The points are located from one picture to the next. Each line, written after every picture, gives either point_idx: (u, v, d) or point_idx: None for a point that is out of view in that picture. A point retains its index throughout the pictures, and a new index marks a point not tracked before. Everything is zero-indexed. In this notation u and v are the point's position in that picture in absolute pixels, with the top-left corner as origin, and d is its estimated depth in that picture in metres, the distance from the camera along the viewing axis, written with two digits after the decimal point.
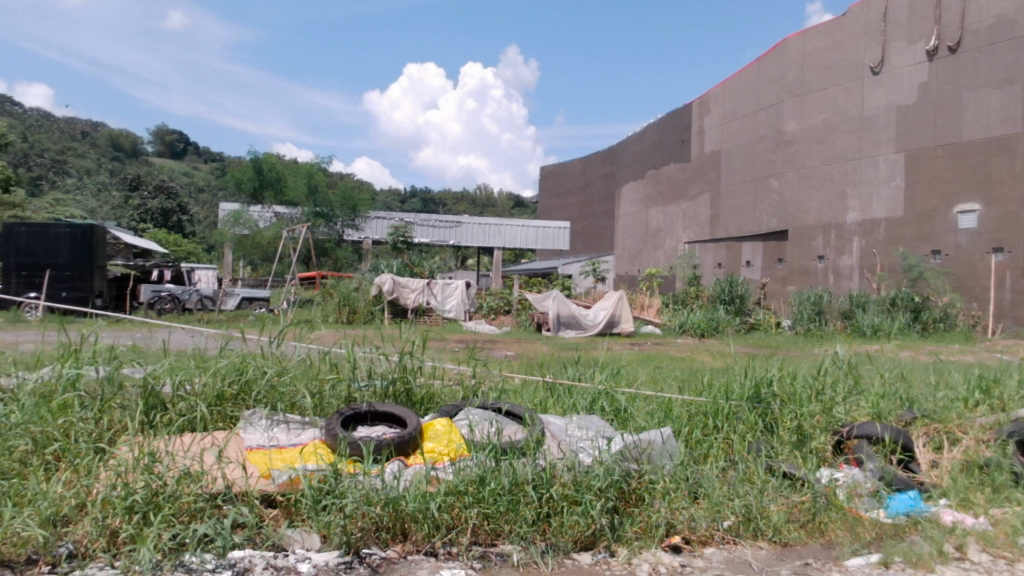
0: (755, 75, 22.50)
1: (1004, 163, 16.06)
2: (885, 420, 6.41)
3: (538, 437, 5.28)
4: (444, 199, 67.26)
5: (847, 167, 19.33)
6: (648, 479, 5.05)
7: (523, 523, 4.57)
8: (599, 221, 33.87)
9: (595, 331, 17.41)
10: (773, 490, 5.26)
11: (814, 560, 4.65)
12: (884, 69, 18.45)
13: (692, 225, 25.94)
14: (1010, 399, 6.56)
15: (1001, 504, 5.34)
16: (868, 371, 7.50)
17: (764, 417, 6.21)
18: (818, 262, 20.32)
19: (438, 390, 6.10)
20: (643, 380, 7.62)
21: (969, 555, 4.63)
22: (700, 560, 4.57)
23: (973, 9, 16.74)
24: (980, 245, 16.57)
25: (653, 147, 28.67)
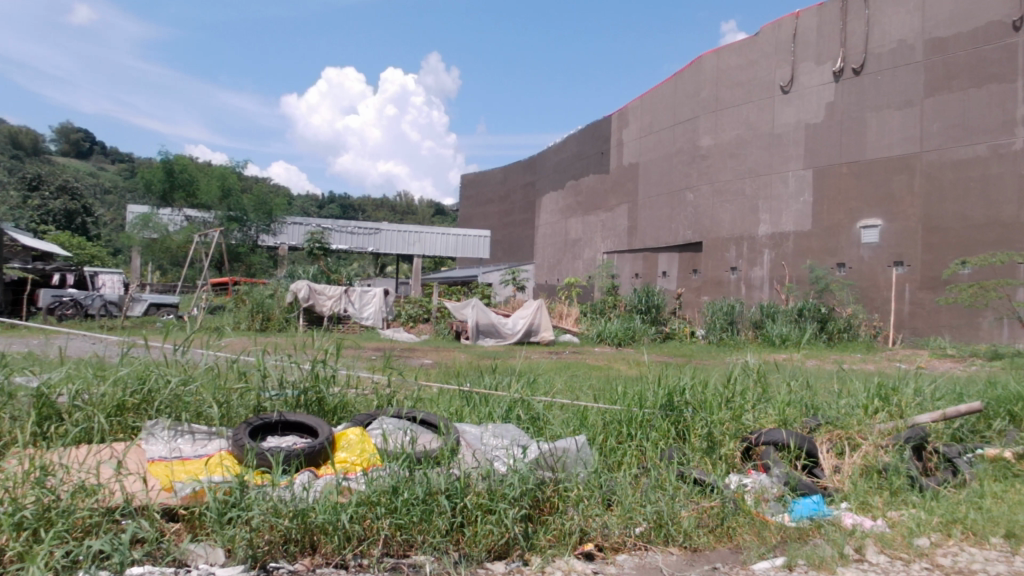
0: (672, 90, 23.05)
1: (904, 181, 16.89)
2: (791, 426, 6.60)
3: (453, 446, 5.25)
4: (363, 205, 66.39)
5: (758, 181, 19.96)
6: (562, 486, 5.08)
7: (436, 533, 4.53)
8: (519, 230, 34.00)
9: (513, 340, 17.43)
10: (684, 496, 5.34)
11: (722, 564, 4.76)
12: (794, 88, 19.16)
13: (610, 235, 26.31)
14: (907, 407, 6.86)
15: (898, 507, 5.59)
16: (777, 379, 7.70)
17: (676, 424, 6.32)
18: (730, 273, 20.89)
19: (351, 400, 6.00)
20: (560, 389, 7.64)
21: (868, 556, 4.80)
22: (612, 567, 4.61)
23: (875, 34, 17.58)
24: (882, 259, 17.34)
25: (573, 158, 29.01)
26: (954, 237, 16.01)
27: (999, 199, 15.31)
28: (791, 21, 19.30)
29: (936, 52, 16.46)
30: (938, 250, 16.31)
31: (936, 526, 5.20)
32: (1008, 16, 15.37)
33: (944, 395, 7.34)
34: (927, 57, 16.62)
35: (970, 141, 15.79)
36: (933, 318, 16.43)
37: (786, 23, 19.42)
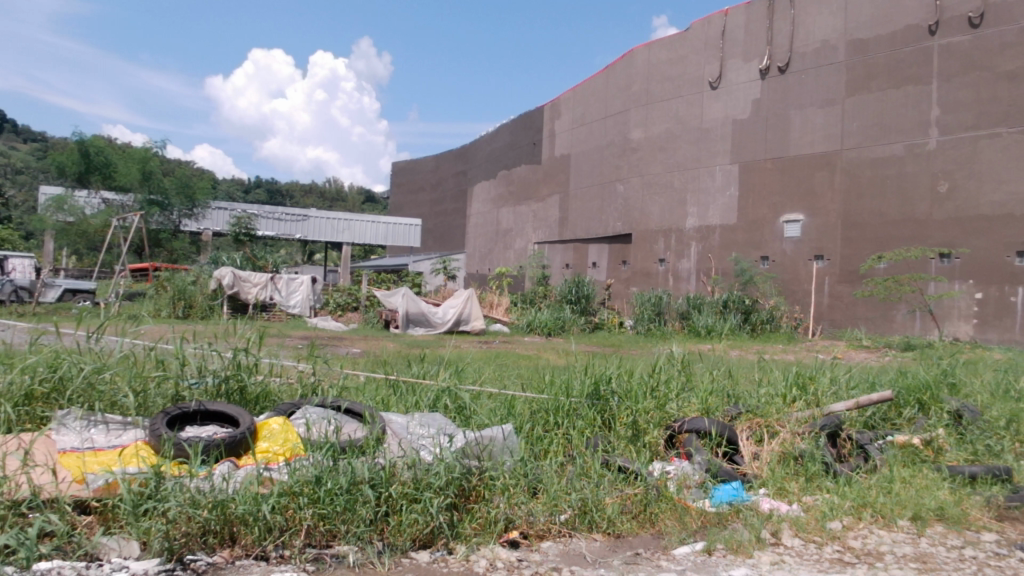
0: (603, 83, 23.25)
1: (825, 177, 17.43)
2: (713, 415, 6.75)
3: (378, 435, 5.21)
4: (292, 190, 65.10)
5: (686, 175, 20.33)
6: (488, 475, 5.08)
7: (360, 523, 4.49)
8: (450, 219, 33.85)
9: (443, 329, 17.38)
10: (609, 484, 5.42)
11: (644, 549, 4.85)
12: (722, 85, 19.55)
13: (542, 226, 26.42)
14: (823, 396, 7.12)
15: (812, 492, 5.79)
16: (700, 368, 7.87)
17: (602, 413, 6.40)
18: (658, 265, 21.24)
19: (274, 389, 5.89)
20: (487, 378, 7.65)
21: (783, 539, 4.96)
22: (536, 554, 4.65)
23: (800, 33, 18.06)
24: (803, 252, 17.87)
25: (506, 148, 29.02)
26: (871, 233, 16.61)
27: (914, 196, 15.95)
28: (720, 18, 19.67)
29: (858, 53, 17.00)
30: (856, 245, 16.90)
31: (847, 510, 5.41)
32: (925, 20, 15.98)
33: (857, 384, 7.62)
34: (848, 57, 17.17)
35: (887, 140, 16.39)
36: (851, 310, 17.03)
37: (715, 20, 19.79)
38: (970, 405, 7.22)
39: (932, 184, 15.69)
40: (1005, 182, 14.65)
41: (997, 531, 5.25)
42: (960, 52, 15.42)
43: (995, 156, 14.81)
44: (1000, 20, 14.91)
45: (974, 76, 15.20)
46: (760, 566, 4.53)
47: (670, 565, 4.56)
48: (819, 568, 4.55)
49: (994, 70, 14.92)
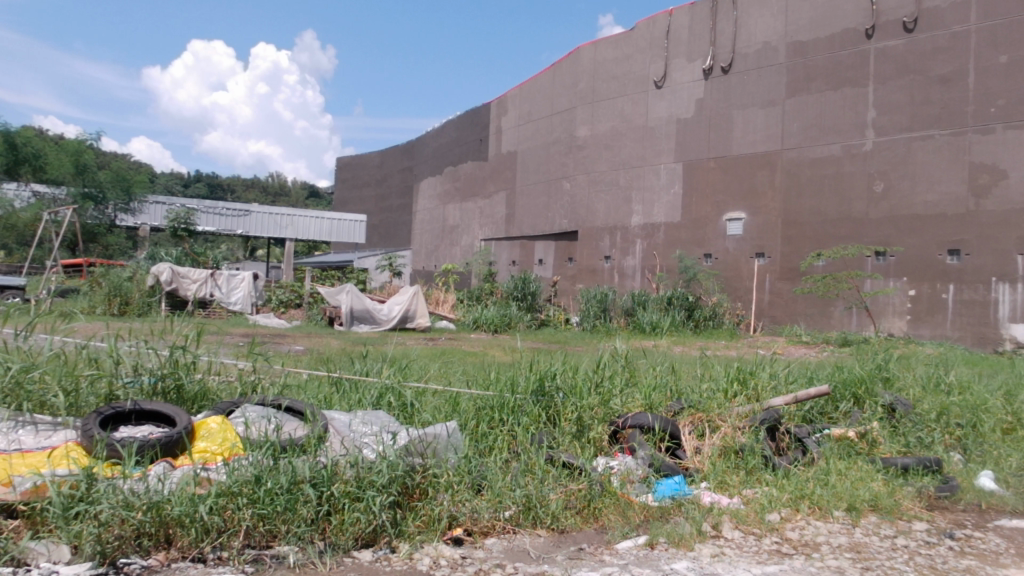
0: (550, 80, 23.33)
1: (766, 176, 17.78)
2: (656, 410, 6.82)
3: (320, 433, 5.13)
4: (234, 184, 63.71)
5: (632, 173, 20.53)
6: (432, 473, 5.05)
7: (301, 522, 4.42)
8: (396, 216, 33.56)
9: (388, 326, 17.22)
10: (553, 480, 5.42)
11: (587, 544, 4.88)
12: (666, 84, 19.79)
13: (487, 223, 26.38)
14: (763, 390, 7.25)
15: (752, 485, 5.89)
16: (643, 364, 7.93)
17: (547, 409, 6.41)
18: (604, 262, 21.39)
19: (212, 388, 5.76)
20: (431, 376, 7.57)
21: (724, 532, 5.05)
22: (480, 551, 4.65)
23: (743, 34, 18.37)
24: (745, 250, 18.20)
25: (452, 144, 28.90)
26: (810, 231, 17.00)
27: (851, 196, 16.38)
28: (665, 18, 19.90)
29: (797, 55, 17.38)
30: (796, 243, 17.27)
31: (786, 502, 5.53)
32: (862, 24, 16.40)
33: (795, 379, 7.78)
34: (789, 59, 17.53)
35: (826, 140, 16.79)
36: (791, 307, 17.39)
37: (660, 20, 20.02)
38: (903, 399, 7.43)
39: (868, 184, 16.12)
40: (937, 183, 15.14)
41: (928, 521, 5.43)
42: (895, 56, 15.87)
43: (927, 157, 15.28)
44: (932, 25, 15.39)
45: (908, 79, 15.64)
46: (701, 559, 4.60)
47: (612, 560, 4.59)
48: (758, 560, 4.63)
49: (927, 73, 15.38)
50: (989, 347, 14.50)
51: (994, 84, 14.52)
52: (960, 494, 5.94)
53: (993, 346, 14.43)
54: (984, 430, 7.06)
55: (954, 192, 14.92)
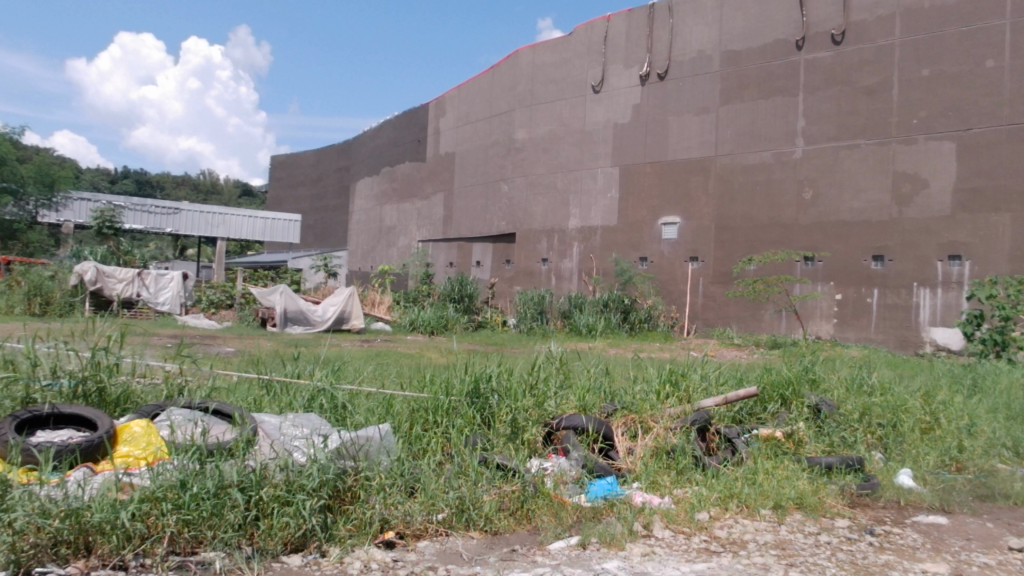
0: (489, 82, 23.36)
1: (700, 182, 18.14)
2: (590, 412, 6.90)
3: (249, 437, 5.03)
4: (163, 181, 61.86)
5: (569, 176, 20.70)
6: (364, 476, 5.01)
7: (227, 528, 4.33)
8: (332, 216, 33.11)
9: (323, 328, 16.99)
10: (486, 481, 5.42)
11: (520, 545, 4.90)
12: (604, 89, 20.02)
13: (425, 224, 26.23)
14: (694, 392, 7.39)
15: (683, 485, 6.00)
16: (578, 366, 8.00)
17: (482, 411, 6.40)
18: (541, 264, 21.50)
19: (137, 391, 5.60)
20: (366, 378, 7.48)
21: (654, 531, 5.13)
22: (412, 554, 4.64)
23: (678, 42, 18.71)
24: (679, 254, 18.52)
25: (389, 145, 28.67)
26: (742, 236, 17.41)
27: (781, 202, 16.83)
28: (603, 24, 20.14)
29: (731, 64, 17.78)
30: (728, 247, 17.66)
31: (714, 501, 5.64)
32: (792, 35, 16.88)
33: (725, 381, 7.95)
34: (722, 67, 17.92)
35: (757, 147, 17.22)
36: (723, 310, 17.75)
37: (598, 25, 20.24)
38: (827, 399, 7.66)
39: (797, 191, 16.59)
40: (863, 191, 15.67)
41: (850, 518, 5.62)
42: (824, 67, 16.37)
43: (854, 166, 15.79)
44: (859, 38, 15.92)
45: (836, 89, 16.14)
46: (632, 558, 4.66)
47: (545, 560, 4.62)
48: (687, 558, 4.72)
49: (854, 85, 15.90)
50: (910, 350, 15.04)
51: (917, 97, 15.08)
52: (881, 492, 6.14)
53: (914, 349, 14.97)
54: (903, 429, 7.32)
55: (878, 200, 15.46)
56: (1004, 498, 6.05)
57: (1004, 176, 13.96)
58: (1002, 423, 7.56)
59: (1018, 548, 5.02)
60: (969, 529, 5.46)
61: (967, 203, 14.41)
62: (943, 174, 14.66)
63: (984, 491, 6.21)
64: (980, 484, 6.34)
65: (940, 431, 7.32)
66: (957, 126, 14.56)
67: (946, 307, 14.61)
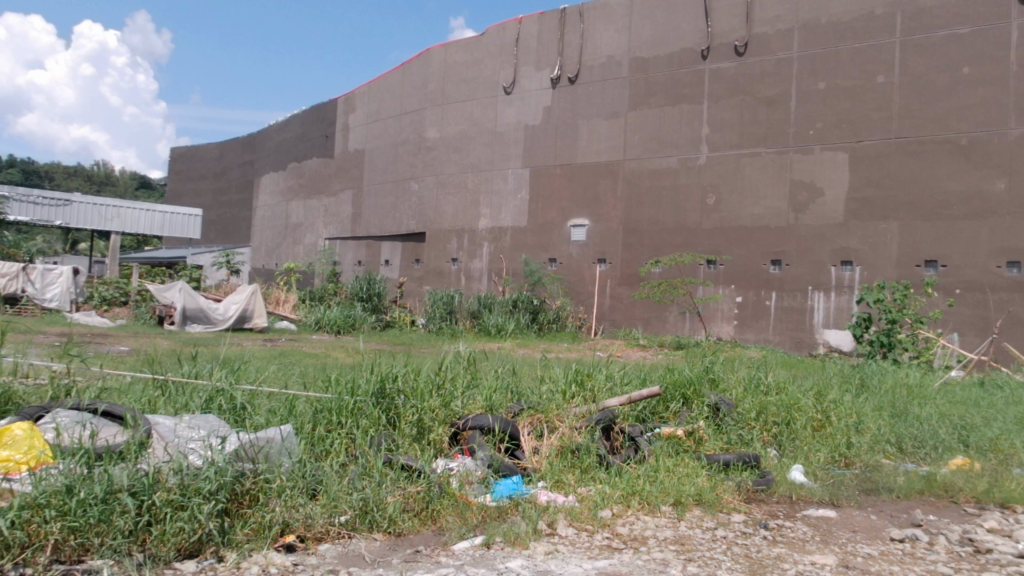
0: (400, 80, 23.16)
1: (608, 185, 18.47)
2: (496, 411, 6.90)
3: (142, 440, 4.83)
4: (53, 171, 58.67)
5: (480, 176, 20.73)
6: (263, 478, 4.87)
7: (117, 534, 4.17)
8: (235, 211, 32.15)
9: (224, 326, 16.50)
10: (391, 483, 5.36)
11: (424, 546, 4.88)
12: (515, 90, 20.14)
13: (331, 221, 25.76)
14: (599, 391, 7.49)
15: (587, 483, 6.08)
16: (485, 366, 8.00)
17: (388, 411, 6.30)
18: (451, 264, 21.45)
19: (18, 391, 5.34)
20: (267, 378, 7.30)
21: (558, 530, 5.19)
22: (313, 558, 4.56)
23: (589, 47, 19.00)
24: (588, 256, 18.80)
25: (295, 139, 28.03)
26: (648, 239, 17.81)
27: (685, 207, 17.29)
28: (515, 26, 20.26)
29: (639, 70, 18.17)
30: (635, 250, 18.03)
31: (617, 498, 5.74)
32: (698, 45, 17.37)
33: (629, 381, 8.09)
34: (631, 74, 18.29)
35: (664, 153, 17.65)
36: (629, 311, 18.11)
37: (510, 27, 20.35)
38: (726, 398, 7.91)
39: (701, 196, 17.09)
40: (762, 198, 16.27)
41: (746, 513, 5.82)
42: (727, 77, 16.91)
43: (754, 173, 16.38)
44: (761, 50, 16.51)
45: (738, 99, 16.71)
46: (535, 557, 4.69)
47: (448, 561, 4.61)
48: (589, 555, 4.79)
49: (756, 95, 16.49)
50: (805, 351, 15.69)
51: (813, 109, 15.74)
52: (775, 487, 6.37)
53: (808, 350, 15.63)
54: (796, 427, 7.62)
55: (776, 207, 16.09)
56: (888, 492, 6.37)
57: (893, 187, 14.74)
58: (886, 420, 7.97)
59: (899, 539, 5.30)
60: (856, 521, 5.73)
61: (859, 211, 15.13)
62: (836, 183, 15.36)
63: (869, 485, 6.52)
64: (866, 479, 6.65)
65: (830, 429, 7.65)
66: (849, 137, 15.27)
67: (839, 311, 15.31)
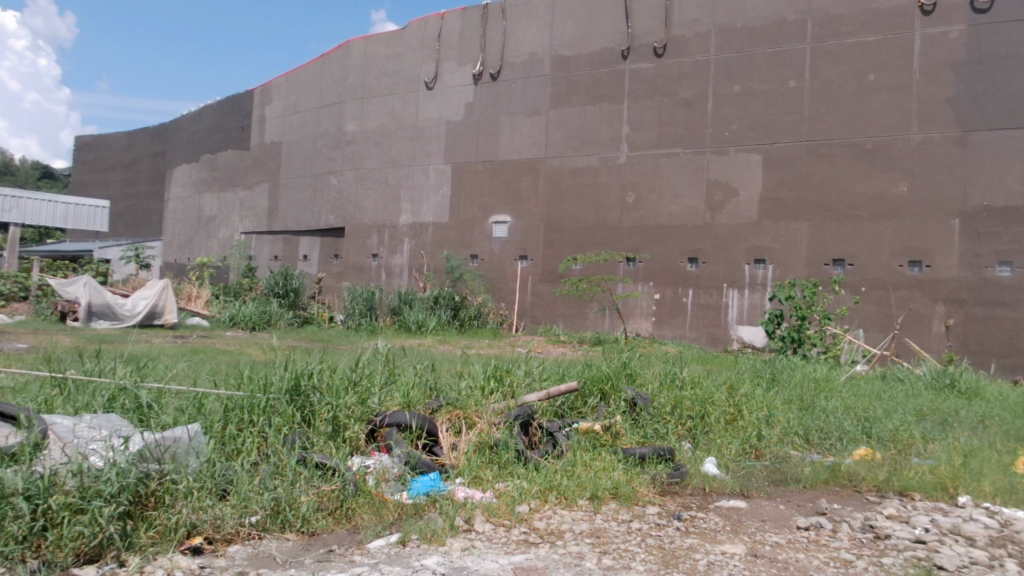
0: (319, 72, 22.74)
1: (530, 183, 18.55)
2: (414, 408, 6.84)
3: (36, 440, 4.60)
4: None
5: (401, 171, 20.55)
6: (169, 479, 4.72)
7: (10, 540, 4.05)
8: (146, 204, 31.04)
9: (132, 323, 15.89)
10: (304, 481, 5.24)
11: (337, 546, 4.80)
12: (437, 86, 20.04)
13: (247, 215, 25.11)
14: (518, 387, 7.51)
15: (505, 478, 6.09)
16: (403, 362, 7.91)
17: (302, 409, 6.16)
18: (371, 260, 21.17)
19: None
20: (176, 375, 7.08)
21: (475, 525, 5.18)
22: (221, 560, 4.44)
23: (511, 44, 19.04)
24: (509, 253, 18.85)
25: (209, 131, 27.21)
26: (569, 237, 17.98)
27: (605, 205, 17.53)
28: (437, 20, 20.15)
29: (560, 68, 18.31)
30: (556, 247, 18.18)
31: (535, 493, 5.78)
32: (618, 45, 17.61)
33: (549, 376, 8.12)
34: (553, 72, 18.41)
35: (585, 152, 17.84)
36: (550, 308, 18.25)
37: (432, 22, 20.23)
38: (642, 393, 8.06)
39: (621, 194, 17.35)
40: (680, 197, 16.61)
41: (660, 505, 5.92)
42: (646, 77, 17.19)
43: (672, 172, 16.71)
44: (679, 52, 16.84)
45: (657, 100, 17.02)
46: (451, 553, 4.68)
47: (363, 559, 4.55)
48: (505, 550, 4.81)
49: (674, 96, 16.82)
50: (720, 347, 16.11)
51: (729, 111, 16.14)
52: (688, 480, 6.51)
53: (723, 345, 16.04)
54: (710, 421, 7.80)
55: (693, 206, 16.45)
56: (796, 482, 6.59)
57: (804, 188, 15.26)
58: (795, 413, 8.23)
59: (805, 527, 5.48)
60: (764, 510, 5.91)
61: (771, 211, 15.59)
62: (750, 184, 15.80)
63: (778, 476, 6.72)
64: (775, 470, 6.86)
65: (743, 421, 7.85)
66: (763, 139, 15.72)
67: (752, 307, 15.75)
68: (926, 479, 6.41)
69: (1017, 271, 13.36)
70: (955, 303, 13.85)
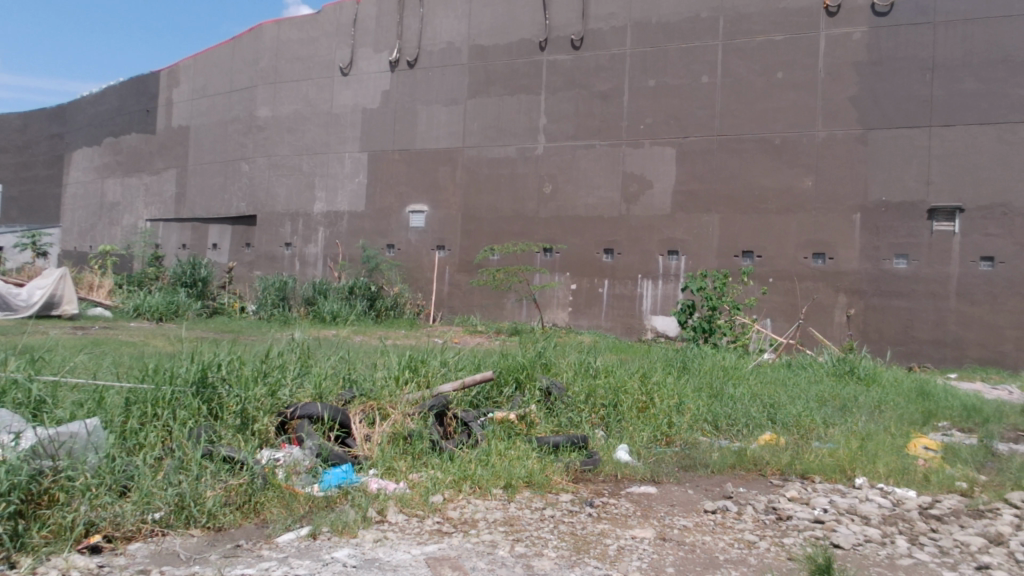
0: (229, 55, 22.06)
1: (447, 172, 18.48)
2: (326, 399, 6.73)
3: None
4: None
5: (315, 159, 20.16)
6: (64, 477, 4.56)
7: None
8: (43, 189, 29.53)
9: (27, 313, 15.14)
10: (211, 476, 5.10)
11: (245, 540, 4.70)
12: (353, 72, 19.73)
13: (153, 201, 24.20)
14: (433, 377, 7.46)
15: (418, 469, 6.06)
16: (316, 352, 7.77)
17: (209, 401, 5.98)
18: (284, 249, 20.70)
19: None
20: (75, 368, 6.79)
21: (388, 516, 5.14)
22: (121, 558, 4.30)
23: (428, 32, 18.88)
24: (426, 243, 18.76)
25: (112, 113, 26.06)
26: (487, 227, 18.00)
27: (523, 195, 17.61)
28: (353, 5, 19.82)
29: (478, 58, 18.28)
30: (473, 237, 18.17)
31: (448, 483, 5.77)
32: (535, 36, 17.69)
33: (464, 366, 8.10)
34: (470, 61, 18.36)
35: (503, 142, 17.87)
36: (467, 298, 18.24)
37: (347, 7, 19.89)
38: (557, 381, 8.14)
39: (538, 185, 17.46)
40: (596, 189, 16.84)
41: (573, 492, 6.01)
42: (564, 69, 17.33)
43: (589, 164, 16.92)
44: (595, 45, 17.03)
45: (574, 92, 17.18)
46: (363, 545, 4.64)
47: (271, 554, 4.47)
48: (418, 541, 4.79)
49: (591, 89, 17.01)
50: (634, 336, 16.43)
51: (643, 104, 16.43)
52: (600, 467, 6.62)
53: (637, 335, 16.37)
54: (622, 409, 7.94)
55: (609, 198, 16.70)
56: (704, 467, 6.78)
57: (714, 181, 15.67)
58: (704, 400, 8.47)
59: (711, 510, 5.66)
60: (673, 495, 6.06)
61: (684, 203, 15.96)
62: (664, 177, 16.13)
63: (687, 461, 6.89)
64: (685, 456, 7.04)
65: (654, 409, 8.02)
66: (676, 133, 16.06)
67: (665, 298, 16.11)
68: (825, 461, 6.69)
69: (912, 263, 14.08)
70: (855, 294, 14.48)
